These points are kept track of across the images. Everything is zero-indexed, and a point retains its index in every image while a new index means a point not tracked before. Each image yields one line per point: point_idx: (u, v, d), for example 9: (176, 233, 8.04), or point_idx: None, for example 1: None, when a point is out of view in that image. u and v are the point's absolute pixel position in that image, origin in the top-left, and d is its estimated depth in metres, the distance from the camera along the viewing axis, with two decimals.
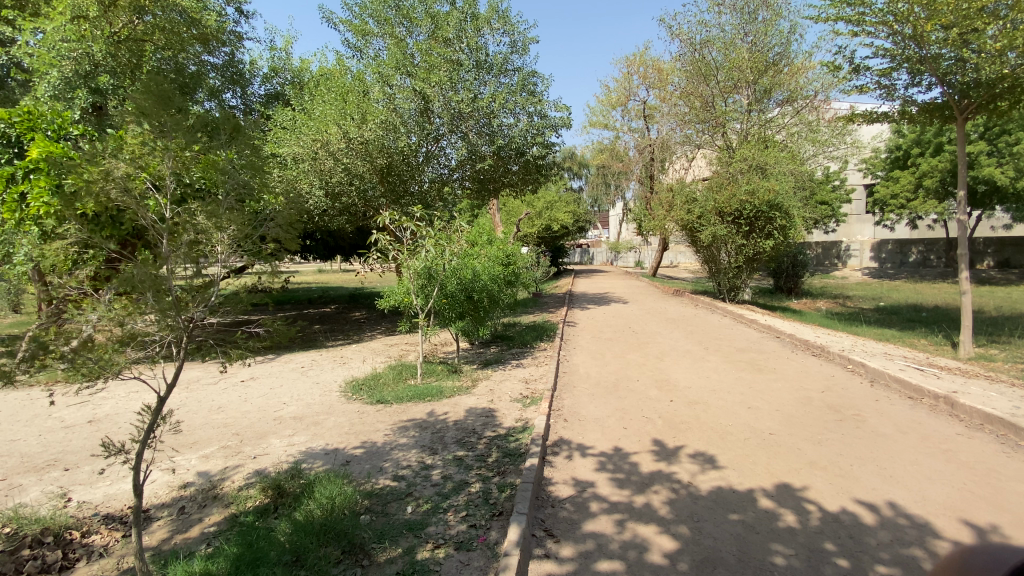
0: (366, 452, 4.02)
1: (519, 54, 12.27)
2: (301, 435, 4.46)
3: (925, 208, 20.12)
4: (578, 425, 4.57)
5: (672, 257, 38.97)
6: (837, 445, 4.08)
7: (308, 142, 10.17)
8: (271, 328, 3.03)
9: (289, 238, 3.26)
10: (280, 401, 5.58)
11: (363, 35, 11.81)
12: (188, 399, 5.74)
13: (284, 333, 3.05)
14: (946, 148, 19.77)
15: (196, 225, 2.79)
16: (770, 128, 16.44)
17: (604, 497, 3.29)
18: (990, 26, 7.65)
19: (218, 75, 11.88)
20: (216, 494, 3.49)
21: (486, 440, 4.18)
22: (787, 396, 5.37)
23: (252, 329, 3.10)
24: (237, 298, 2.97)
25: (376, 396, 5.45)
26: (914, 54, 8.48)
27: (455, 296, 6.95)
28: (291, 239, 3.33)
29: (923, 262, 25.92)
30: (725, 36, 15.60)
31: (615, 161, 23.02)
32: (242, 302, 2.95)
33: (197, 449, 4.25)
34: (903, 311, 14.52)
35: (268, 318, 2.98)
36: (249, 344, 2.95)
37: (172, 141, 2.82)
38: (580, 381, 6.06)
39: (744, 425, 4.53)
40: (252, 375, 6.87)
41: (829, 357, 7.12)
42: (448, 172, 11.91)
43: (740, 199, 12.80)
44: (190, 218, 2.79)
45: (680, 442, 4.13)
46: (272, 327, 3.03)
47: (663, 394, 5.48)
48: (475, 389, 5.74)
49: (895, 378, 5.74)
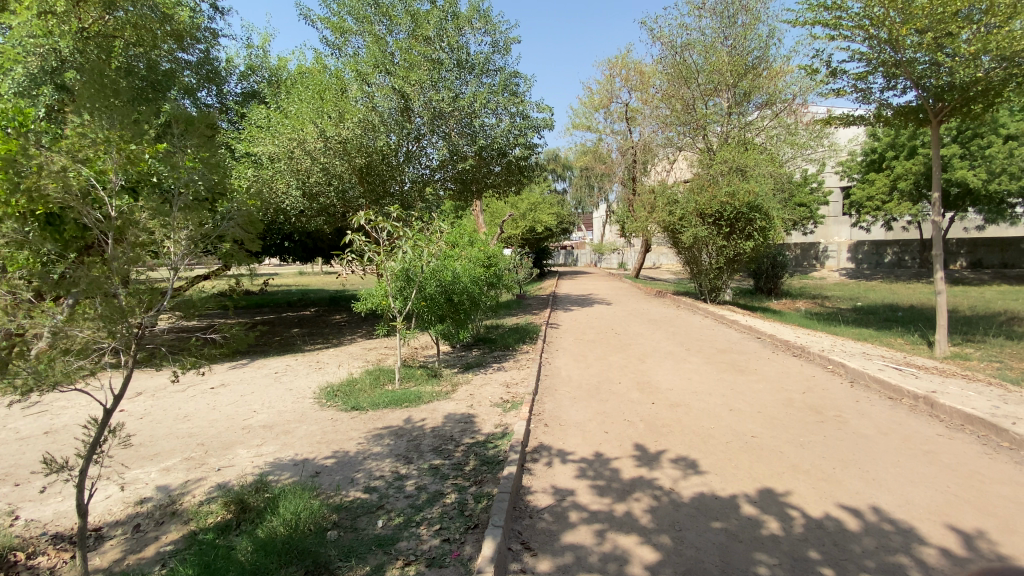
0: (337, 462, 3.85)
1: (501, 54, 12.19)
2: (269, 445, 4.26)
3: (900, 210, 20.57)
4: (559, 430, 4.45)
5: (655, 258, 39.32)
6: (820, 447, 4.05)
7: (285, 141, 9.92)
8: (228, 334, 2.92)
9: (250, 239, 3.15)
10: (249, 408, 5.35)
11: (341, 33, 11.60)
12: (151, 408, 5.47)
13: (242, 339, 2.94)
14: (918, 151, 20.23)
15: (145, 224, 2.66)
16: (750, 131, 16.61)
17: (583, 505, 3.18)
18: (965, 31, 7.75)
19: (193, 73, 11.47)
20: (175, 510, 3.28)
21: (464, 448, 4.04)
22: (770, 398, 5.33)
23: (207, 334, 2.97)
24: (192, 304, 2.77)
25: (351, 403, 5.27)
26: (889, 58, 8.58)
27: (435, 299, 6.75)
28: (252, 239, 3.23)
29: (897, 263, 26.54)
30: (705, 40, 15.76)
31: (598, 163, 23.06)
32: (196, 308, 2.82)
33: (159, 461, 4.03)
34: (879, 311, 14.77)
35: (225, 324, 2.87)
36: (205, 351, 2.84)
37: (117, 135, 2.67)
38: (561, 384, 5.95)
39: (727, 428, 4.46)
40: (222, 381, 6.61)
41: (810, 357, 7.13)
42: (430, 172, 11.73)
43: (721, 201, 12.88)
44: (138, 215, 2.65)
45: (662, 446, 4.05)
46: (229, 333, 2.92)
47: (646, 396, 5.39)
48: (455, 394, 5.59)
49: (874, 378, 5.76)
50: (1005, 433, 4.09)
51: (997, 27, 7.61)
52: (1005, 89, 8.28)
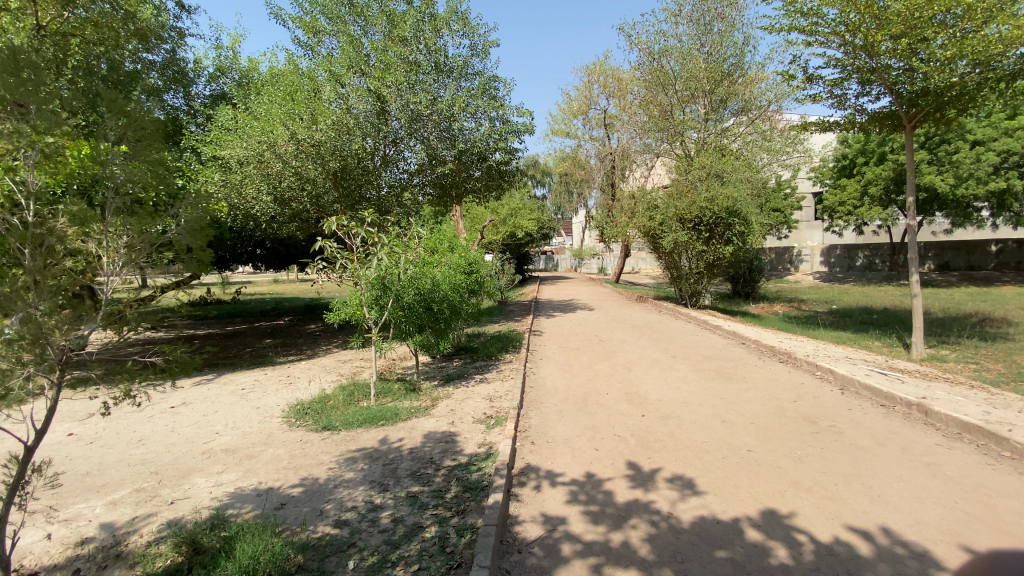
0: (305, 492, 3.52)
1: (479, 57, 11.97)
2: (231, 473, 3.89)
3: (871, 215, 20.99)
4: (546, 448, 4.18)
5: (634, 263, 39.59)
6: (820, 461, 3.87)
7: (254, 144, 9.51)
8: (170, 358, 2.78)
9: (199, 246, 2.99)
10: (212, 430, 4.94)
11: (314, 33, 11.24)
12: (102, 432, 5.00)
13: (186, 363, 2.81)
14: (888, 157, 20.70)
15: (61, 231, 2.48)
16: (727, 137, 16.74)
17: (577, 536, 2.91)
18: (939, 36, 7.78)
19: (157, 73, 10.94)
20: (120, 553, 2.85)
21: (445, 472, 3.73)
22: (761, 407, 5.17)
23: (145, 357, 2.82)
24: (123, 319, 2.63)
25: (322, 422, 4.92)
26: (864, 64, 8.62)
27: (413, 308, 6.42)
28: (201, 247, 3.08)
29: (869, 266, 27.13)
30: (682, 46, 15.82)
31: (577, 169, 22.99)
32: (130, 324, 2.64)
33: (107, 493, 3.60)
34: (855, 314, 14.95)
35: (167, 347, 2.74)
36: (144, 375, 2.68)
37: (28, 128, 2.46)
38: (547, 396, 5.69)
39: (720, 441, 4.26)
40: (183, 400, 6.15)
41: (796, 363, 7.03)
42: (408, 177, 11.35)
43: (701, 206, 12.91)
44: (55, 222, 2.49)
45: (655, 464, 3.81)
46: (172, 356, 2.78)
47: (634, 408, 5.17)
48: (435, 410, 5.28)
49: (865, 386, 5.65)
50: (1007, 442, 3.97)
51: (972, 32, 7.66)
52: (977, 94, 8.41)
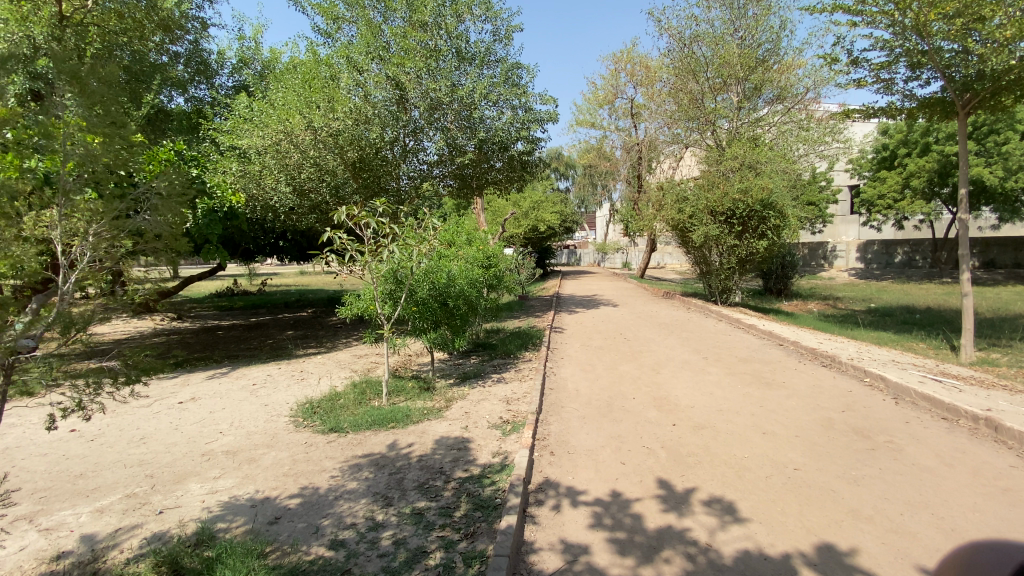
0: (302, 504, 3.24)
1: (502, 43, 11.56)
2: (228, 479, 3.65)
3: (913, 209, 19.84)
4: (568, 460, 3.81)
5: (659, 258, 38.81)
6: (879, 485, 3.40)
7: (271, 133, 9.37)
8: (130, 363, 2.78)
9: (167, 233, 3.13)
10: (216, 429, 4.73)
11: (333, 19, 10.94)
12: (105, 429, 4.87)
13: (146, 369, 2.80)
14: (932, 148, 19.51)
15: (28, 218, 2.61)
16: (760, 126, 15.93)
17: (601, 570, 2.54)
18: (998, 15, 7.06)
19: (183, 66, 11.64)
20: (94, 572, 2.61)
21: (454, 485, 3.39)
22: (805, 418, 4.68)
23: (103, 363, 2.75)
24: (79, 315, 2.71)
25: (330, 423, 4.65)
26: (915, 46, 7.91)
27: (427, 304, 6.09)
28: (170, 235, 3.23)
29: (908, 263, 25.83)
30: (715, 32, 15.10)
31: (602, 161, 22.34)
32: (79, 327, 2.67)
33: (95, 499, 3.45)
34: (896, 313, 14.09)
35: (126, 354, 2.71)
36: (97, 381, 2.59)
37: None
38: (568, 400, 5.30)
39: (762, 457, 3.82)
40: (193, 395, 5.97)
41: (841, 367, 6.46)
42: (428, 168, 11.04)
43: (734, 197, 12.28)
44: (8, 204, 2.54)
45: (690, 483, 3.40)
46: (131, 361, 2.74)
47: (664, 416, 4.74)
48: (448, 412, 4.95)
49: (923, 396, 5.10)
50: None
51: None
52: None
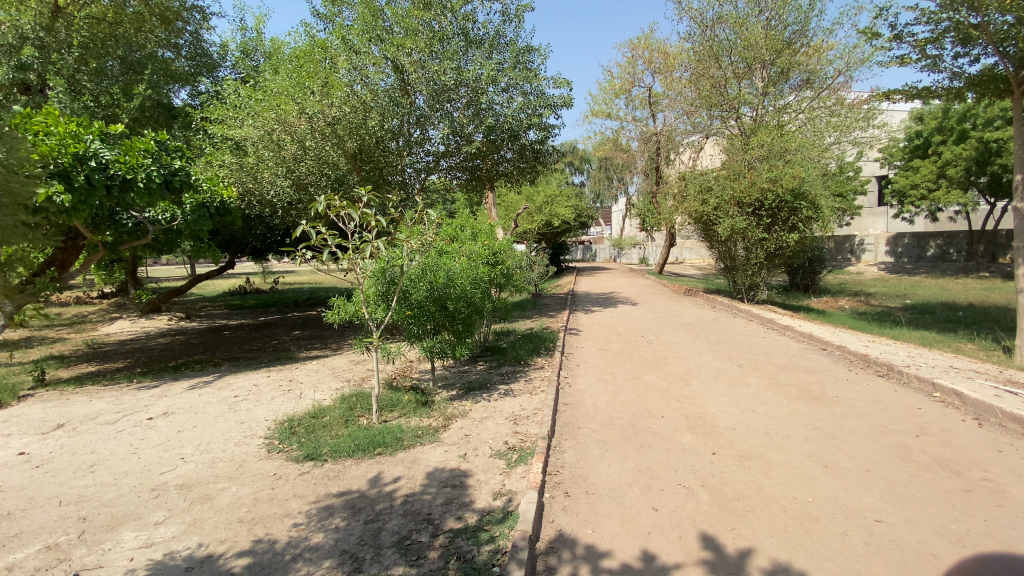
0: (249, 568, 2.57)
1: (511, 24, 10.80)
2: (170, 527, 2.99)
3: (949, 199, 18.53)
4: (587, 505, 3.06)
5: (678, 253, 37.88)
6: (994, 547, 2.60)
7: (265, 122, 8.87)
8: None
9: None
10: (177, 454, 4.09)
11: (333, 2, 10.31)
12: (57, 451, 4.26)
13: None
14: (970, 135, 18.17)
15: None
16: (787, 113, 14.81)
17: None
18: None
19: (186, 60, 11.45)
20: None
21: (442, 543, 2.68)
22: (873, 445, 3.87)
23: None
24: None
25: (309, 449, 3.98)
26: (965, 20, 6.97)
27: (424, 307, 5.42)
28: None
29: (941, 257, 24.52)
30: (739, 14, 14.02)
31: (619, 153, 21.27)
32: None
33: (8, 552, 2.80)
34: (937, 311, 12.99)
35: None
36: None
37: None
38: (586, 419, 4.57)
39: (832, 503, 3.03)
40: (165, 410, 5.35)
41: (903, 378, 5.57)
42: (434, 160, 10.24)
43: (762, 187, 11.36)
44: None
45: (744, 543, 2.65)
46: None
47: (701, 442, 3.98)
48: (447, 435, 4.24)
49: (1014, 417, 4.24)
50: None
51: None
52: None
